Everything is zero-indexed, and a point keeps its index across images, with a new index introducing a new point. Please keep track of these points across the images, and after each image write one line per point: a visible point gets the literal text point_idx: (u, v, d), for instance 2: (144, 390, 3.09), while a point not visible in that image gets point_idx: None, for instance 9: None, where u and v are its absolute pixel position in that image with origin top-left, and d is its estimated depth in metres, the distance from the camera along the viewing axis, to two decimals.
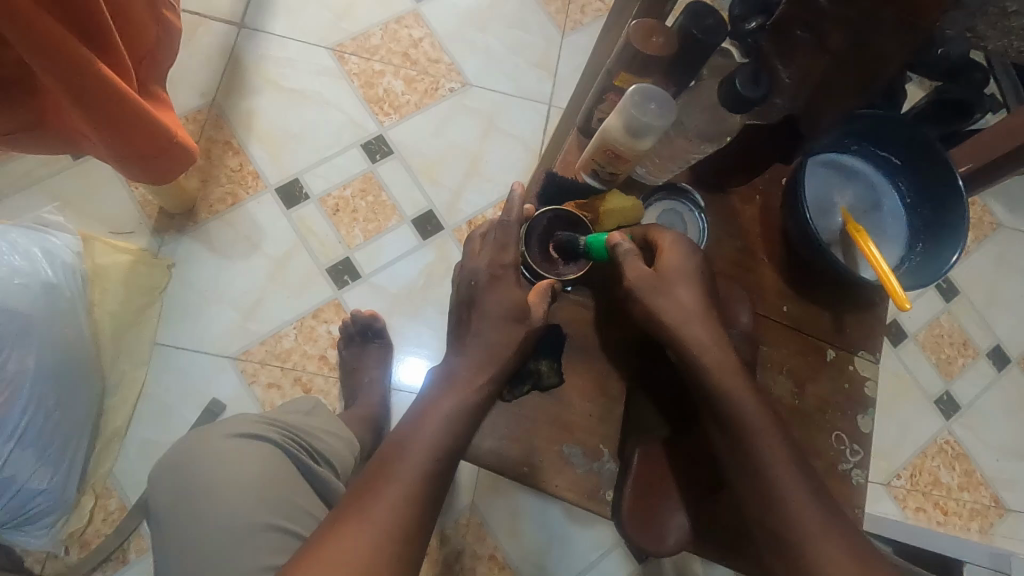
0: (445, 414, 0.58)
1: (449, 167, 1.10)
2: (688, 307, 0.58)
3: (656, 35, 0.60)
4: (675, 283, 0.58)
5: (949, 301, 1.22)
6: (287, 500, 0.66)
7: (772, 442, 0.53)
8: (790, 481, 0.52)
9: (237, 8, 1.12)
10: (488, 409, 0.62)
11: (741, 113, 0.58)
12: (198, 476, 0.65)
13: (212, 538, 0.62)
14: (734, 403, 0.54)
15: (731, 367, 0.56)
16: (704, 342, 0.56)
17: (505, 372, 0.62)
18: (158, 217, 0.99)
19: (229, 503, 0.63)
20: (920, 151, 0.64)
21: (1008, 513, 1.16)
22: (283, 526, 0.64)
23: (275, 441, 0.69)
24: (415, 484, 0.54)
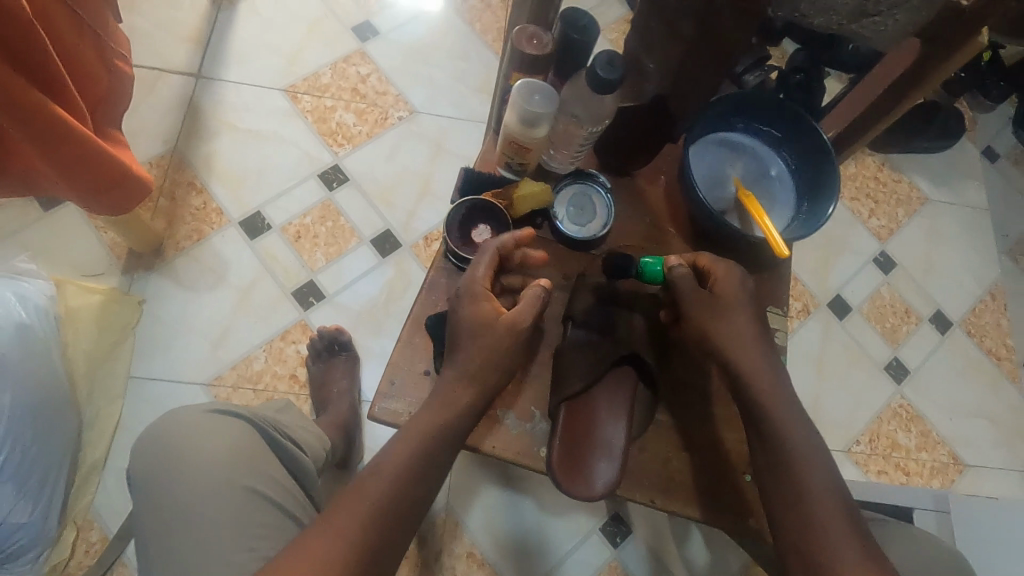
0: (422, 434, 0.55)
1: (403, 189, 1.17)
2: (741, 332, 0.60)
3: (538, 38, 0.59)
4: (732, 308, 0.60)
5: (888, 272, 1.32)
6: (261, 467, 0.65)
7: (800, 431, 0.58)
8: (814, 470, 0.57)
9: (193, 60, 1.20)
10: (467, 436, 0.58)
11: (608, 95, 0.55)
12: (172, 442, 0.63)
13: (183, 502, 0.60)
14: (769, 394, 0.59)
15: (762, 360, 0.60)
16: (740, 334, 0.60)
17: (485, 394, 0.58)
18: (127, 257, 1.06)
19: (204, 460, 0.62)
20: (795, 118, 0.66)
21: (968, 469, 1.20)
22: (259, 489, 0.63)
23: (246, 417, 0.68)
24: (395, 487, 0.52)
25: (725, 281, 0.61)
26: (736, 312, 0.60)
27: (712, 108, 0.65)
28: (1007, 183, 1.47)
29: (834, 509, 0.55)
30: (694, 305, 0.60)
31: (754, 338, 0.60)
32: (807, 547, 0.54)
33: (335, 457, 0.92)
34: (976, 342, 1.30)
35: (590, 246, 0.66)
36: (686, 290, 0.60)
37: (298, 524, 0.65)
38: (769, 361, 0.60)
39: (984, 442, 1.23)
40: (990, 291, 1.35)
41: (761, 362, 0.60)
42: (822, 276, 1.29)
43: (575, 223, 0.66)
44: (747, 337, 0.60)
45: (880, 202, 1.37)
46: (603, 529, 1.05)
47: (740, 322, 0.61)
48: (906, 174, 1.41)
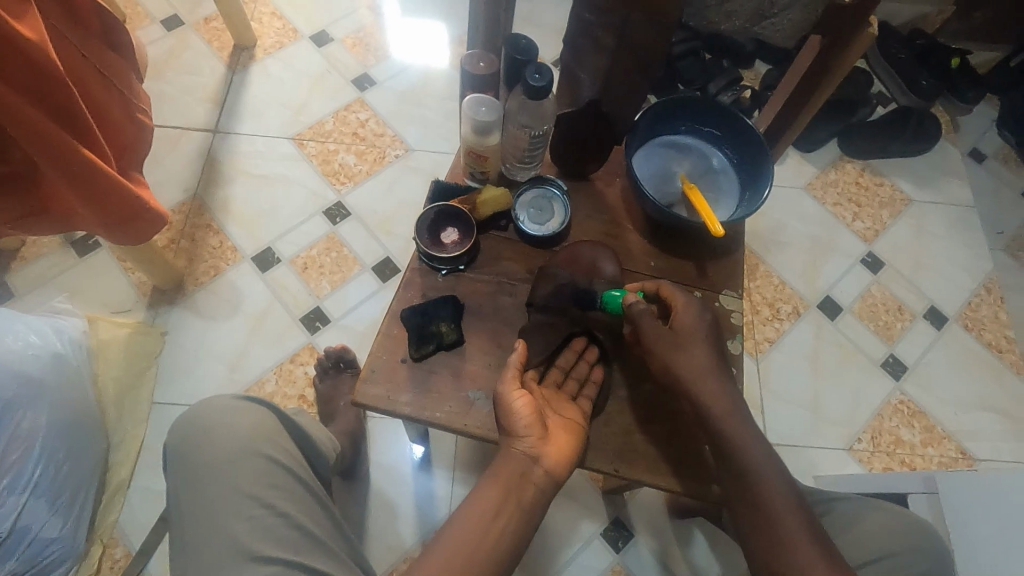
0: (487, 478, 0.60)
1: (401, 219, 1.27)
2: (702, 364, 0.63)
3: (484, 61, 0.74)
4: (687, 340, 0.64)
5: (876, 272, 1.34)
6: (277, 439, 0.70)
7: (761, 458, 0.61)
8: (779, 494, 0.60)
9: (211, 117, 1.34)
10: (534, 467, 0.60)
11: (542, 99, 0.66)
12: (200, 416, 0.70)
13: (210, 465, 0.66)
14: (728, 421, 0.62)
15: (721, 389, 0.63)
16: (698, 366, 0.63)
17: (532, 425, 0.61)
18: (151, 294, 1.17)
19: (228, 430, 0.68)
20: (727, 117, 0.75)
21: (978, 463, 1.19)
22: (279, 460, 0.69)
23: (267, 403, 0.74)
24: (471, 523, 0.56)
25: (683, 317, 0.65)
26: (693, 344, 0.64)
27: (651, 113, 0.75)
28: (995, 180, 1.49)
29: (798, 528, 0.58)
30: (652, 337, 0.65)
31: (712, 367, 0.64)
32: (775, 560, 0.58)
33: (342, 464, 0.98)
34: (975, 336, 1.30)
35: (552, 241, 0.76)
36: (646, 324, 0.65)
37: (311, 492, 0.70)
38: (727, 388, 0.64)
39: (993, 435, 1.21)
40: (985, 284, 1.36)
41: (720, 392, 0.63)
42: (811, 278, 1.32)
43: (536, 222, 0.76)
44: (704, 366, 0.64)
45: (864, 206, 1.41)
46: (604, 534, 1.06)
47: (698, 353, 0.64)
48: (887, 177, 1.45)
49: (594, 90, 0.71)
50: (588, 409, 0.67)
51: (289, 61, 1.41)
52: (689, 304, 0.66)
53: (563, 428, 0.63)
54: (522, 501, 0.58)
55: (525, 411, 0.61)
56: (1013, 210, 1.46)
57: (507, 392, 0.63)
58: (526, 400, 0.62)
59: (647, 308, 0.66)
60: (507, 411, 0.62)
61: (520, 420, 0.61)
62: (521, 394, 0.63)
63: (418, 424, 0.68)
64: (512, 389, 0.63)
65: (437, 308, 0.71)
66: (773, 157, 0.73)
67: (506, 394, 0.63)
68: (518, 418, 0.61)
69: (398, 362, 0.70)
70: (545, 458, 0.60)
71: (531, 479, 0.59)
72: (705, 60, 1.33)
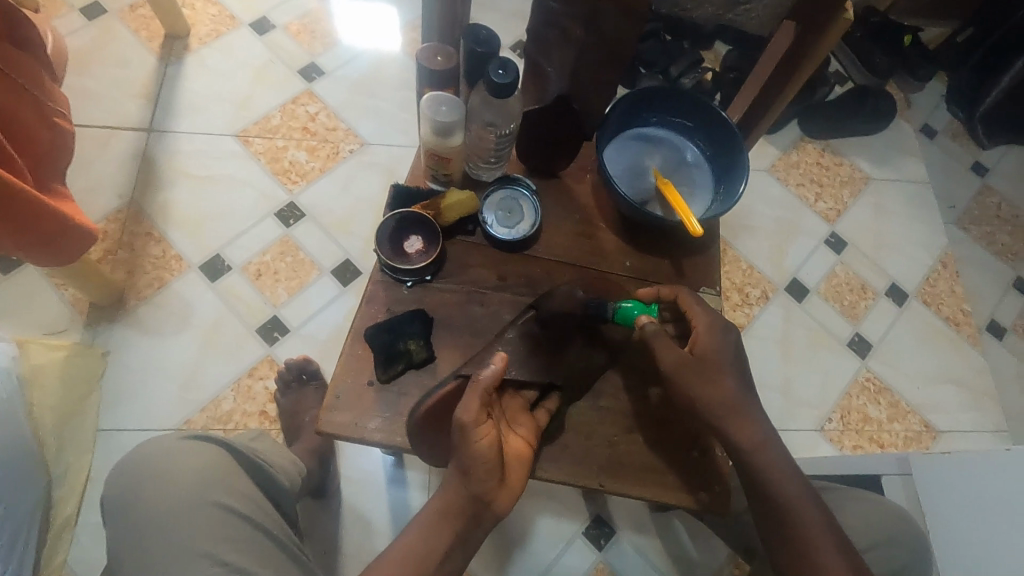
0: (433, 508, 0.58)
1: (360, 218, 1.20)
2: (730, 396, 0.62)
3: (440, 55, 0.69)
4: (713, 366, 0.62)
5: (840, 252, 1.36)
6: (231, 483, 0.66)
7: (792, 485, 0.61)
8: (812, 517, 0.60)
9: (145, 114, 1.23)
10: (482, 509, 0.58)
11: (508, 97, 0.62)
12: (143, 464, 0.65)
13: (157, 517, 0.62)
14: (756, 451, 0.61)
15: (748, 420, 0.62)
16: (724, 396, 0.62)
17: (489, 472, 0.57)
18: (89, 311, 1.08)
19: (175, 480, 0.64)
20: (699, 108, 0.73)
21: (940, 435, 1.22)
22: (231, 506, 0.64)
23: (219, 440, 0.70)
24: (411, 560, 0.55)
25: (704, 342, 0.63)
26: (721, 372, 0.62)
27: (621, 106, 0.72)
28: (947, 155, 1.51)
29: (831, 550, 0.58)
30: (673, 363, 0.63)
31: (740, 398, 0.62)
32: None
33: (311, 484, 0.93)
34: (934, 311, 1.33)
35: (522, 245, 0.72)
36: (664, 348, 0.63)
37: (273, 539, 0.66)
38: (758, 419, 0.62)
39: (954, 407, 1.25)
40: (941, 259, 1.39)
41: (749, 425, 0.62)
42: (778, 260, 1.32)
43: (506, 224, 0.72)
44: (730, 396, 0.62)
45: (826, 186, 1.42)
46: (586, 533, 1.04)
47: (727, 382, 0.62)
48: (846, 157, 1.46)
49: (560, 83, 0.67)
50: (544, 423, 0.65)
51: (228, 51, 1.31)
52: (712, 327, 0.64)
53: (517, 458, 0.60)
54: (461, 548, 0.58)
55: (489, 456, 0.56)
56: (965, 184, 1.49)
57: (474, 430, 0.55)
58: (490, 442, 0.56)
59: (659, 328, 0.64)
60: (469, 451, 0.56)
61: (482, 465, 0.56)
62: (487, 434, 0.56)
63: (391, 449, 0.64)
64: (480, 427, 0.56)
65: (403, 325, 0.67)
66: (747, 149, 0.71)
67: (471, 431, 0.55)
68: (481, 464, 0.56)
69: (365, 385, 0.66)
70: (497, 503, 0.58)
71: (478, 518, 0.58)
72: (667, 42, 1.29)
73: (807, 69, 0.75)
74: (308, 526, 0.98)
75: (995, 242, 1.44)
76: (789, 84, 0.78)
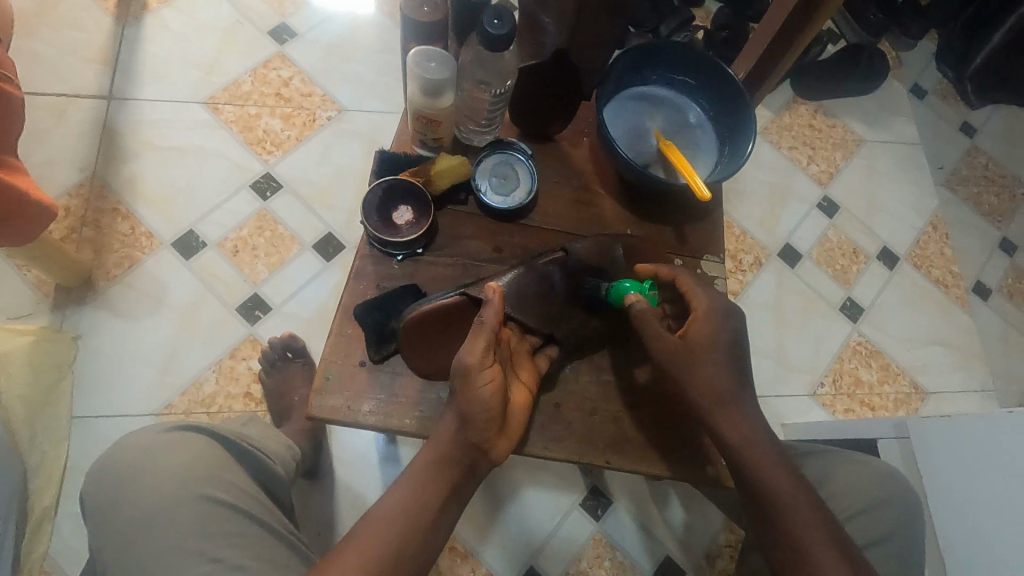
0: (431, 453, 0.58)
1: (341, 189, 1.14)
2: (717, 387, 0.60)
3: (426, 5, 0.64)
4: (698, 352, 0.60)
5: (832, 216, 1.34)
6: (220, 475, 0.64)
7: (784, 480, 0.59)
8: (805, 512, 0.58)
9: (103, 81, 1.15)
10: (479, 456, 0.59)
11: (501, 52, 0.58)
12: (121, 463, 0.62)
13: (144, 516, 0.60)
14: (747, 448, 0.60)
15: (740, 414, 0.60)
16: (720, 385, 0.60)
17: (489, 421, 0.57)
18: (55, 293, 1.02)
19: (160, 476, 0.61)
20: (704, 66, 0.70)
21: (929, 396, 1.23)
22: (222, 499, 0.62)
23: (204, 429, 0.67)
24: (409, 502, 0.56)
25: (698, 329, 0.61)
26: (707, 358, 0.60)
27: (623, 64, 0.69)
28: (936, 116, 1.49)
29: (821, 544, 0.56)
30: (666, 349, 0.60)
31: (733, 389, 0.60)
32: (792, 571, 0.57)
33: (301, 466, 0.90)
34: (924, 273, 1.33)
35: (518, 214, 0.70)
36: (655, 333, 0.60)
37: (268, 528, 0.63)
38: (752, 412, 0.61)
39: (943, 368, 1.26)
40: (932, 221, 1.38)
41: (740, 420, 0.60)
42: (770, 226, 1.30)
43: (500, 192, 0.70)
44: (723, 388, 0.60)
45: (818, 148, 1.39)
46: (583, 504, 1.04)
47: (711, 368, 0.60)
48: (839, 118, 1.43)
49: (557, 38, 0.62)
50: (543, 370, 0.65)
51: (190, 11, 1.22)
52: (709, 311, 0.61)
53: (519, 405, 0.61)
54: (455, 499, 0.58)
55: (491, 405, 0.57)
56: (953, 144, 1.47)
57: (478, 375, 0.56)
58: (493, 388, 0.57)
59: (648, 309, 0.61)
60: (472, 397, 0.56)
61: (483, 413, 0.57)
62: (490, 380, 0.56)
63: (388, 429, 0.63)
64: (484, 371, 0.56)
65: (394, 304, 0.65)
66: (752, 107, 0.69)
67: (475, 375, 0.56)
68: (482, 412, 0.57)
69: (357, 366, 0.64)
70: (494, 451, 0.60)
71: (477, 464, 0.59)
72: None
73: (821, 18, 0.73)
74: (300, 508, 0.96)
75: (983, 203, 1.43)
76: (797, 39, 0.77)
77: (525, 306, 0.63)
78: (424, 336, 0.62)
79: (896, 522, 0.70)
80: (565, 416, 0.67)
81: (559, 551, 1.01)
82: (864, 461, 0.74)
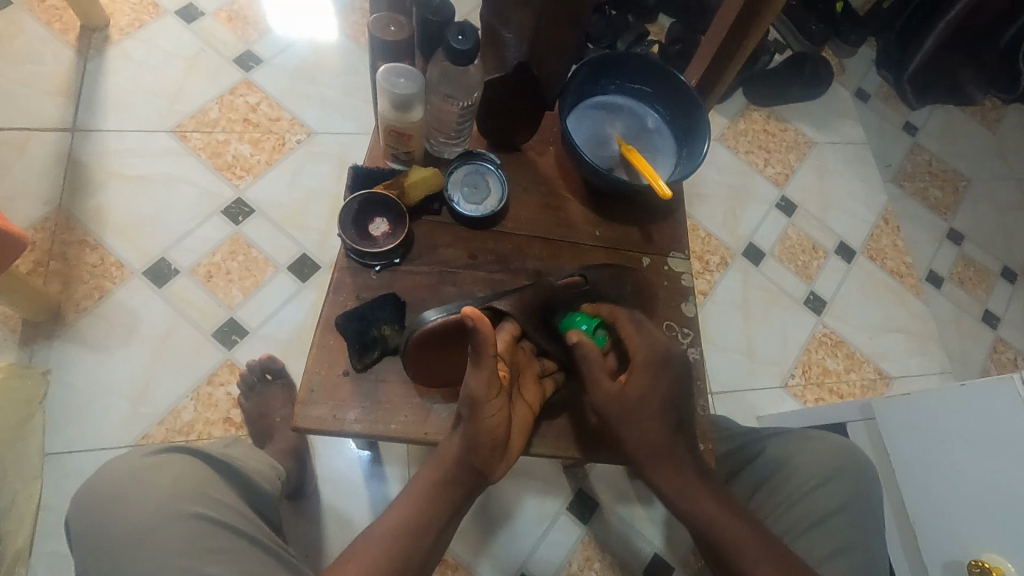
0: (431, 472, 0.60)
1: (313, 210, 1.15)
2: (653, 439, 0.62)
3: (394, 25, 0.67)
4: (633, 404, 0.62)
5: (790, 215, 1.40)
6: (207, 493, 0.64)
7: (722, 518, 0.61)
8: (747, 547, 0.60)
9: (67, 113, 1.14)
10: (478, 479, 0.59)
11: (468, 64, 0.62)
12: (108, 488, 0.63)
13: (131, 538, 0.60)
14: (687, 496, 0.63)
15: (675, 468, 0.63)
16: (654, 440, 0.62)
17: (492, 448, 0.57)
18: (23, 328, 1.00)
19: (147, 497, 0.62)
20: (658, 74, 0.76)
21: (893, 381, 1.29)
22: (210, 517, 0.62)
23: (190, 450, 0.67)
24: (409, 519, 0.58)
25: (636, 380, 0.62)
26: (646, 411, 0.62)
27: (582, 76, 0.74)
28: (879, 117, 1.57)
29: None
30: (601, 398, 0.62)
31: (667, 440, 0.63)
32: None
33: (286, 487, 0.89)
34: (879, 265, 1.39)
35: (490, 221, 0.73)
36: (593, 375, 0.62)
37: (257, 544, 0.64)
38: (687, 459, 0.63)
39: (903, 354, 1.32)
40: (883, 216, 1.45)
41: (672, 473, 0.63)
42: (733, 227, 1.36)
43: (472, 201, 0.73)
44: (659, 440, 0.63)
45: (772, 151, 1.46)
46: (570, 508, 1.05)
47: (649, 417, 0.62)
48: (790, 122, 1.50)
49: (518, 51, 0.65)
50: (548, 393, 0.65)
51: (153, 42, 1.23)
52: (647, 362, 0.63)
53: (520, 427, 0.61)
54: (455, 515, 0.60)
55: (496, 434, 0.57)
56: (898, 143, 1.56)
57: (486, 405, 0.55)
58: (498, 419, 0.56)
59: (592, 347, 0.61)
60: (478, 425, 0.56)
61: (487, 441, 0.57)
62: (496, 411, 0.56)
63: (374, 436, 0.64)
64: (491, 403, 0.55)
65: (374, 313, 0.67)
66: (706, 109, 0.74)
67: (483, 406, 0.55)
68: (486, 439, 0.56)
69: (340, 376, 0.65)
70: (494, 473, 0.60)
71: (475, 486, 0.60)
72: (612, 16, 1.29)
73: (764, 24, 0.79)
74: (286, 530, 0.95)
75: (929, 196, 1.51)
76: (742, 45, 0.83)
77: (541, 327, 0.62)
78: (432, 352, 0.61)
79: (851, 491, 0.71)
80: (548, 409, 0.70)
81: (549, 556, 1.01)
82: (824, 435, 0.76)
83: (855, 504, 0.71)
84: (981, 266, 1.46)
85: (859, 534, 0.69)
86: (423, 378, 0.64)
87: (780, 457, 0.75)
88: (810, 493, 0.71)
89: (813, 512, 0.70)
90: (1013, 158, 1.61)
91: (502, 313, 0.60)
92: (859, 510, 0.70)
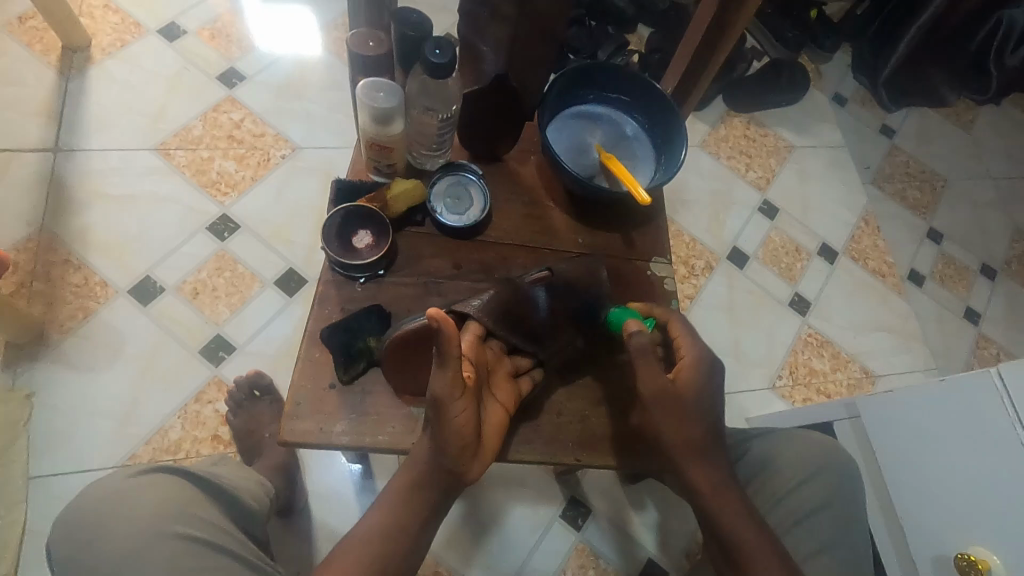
0: (405, 476, 0.60)
1: (299, 225, 1.15)
2: (695, 439, 0.63)
3: (372, 40, 0.68)
4: (684, 397, 0.63)
5: (773, 218, 1.42)
6: (193, 512, 0.64)
7: (744, 527, 0.62)
8: (761, 545, 0.61)
9: (48, 133, 1.14)
10: (447, 482, 0.59)
11: (446, 78, 0.63)
12: (92, 509, 0.62)
13: (116, 560, 0.59)
14: (714, 496, 0.63)
15: (711, 465, 0.64)
16: (688, 433, 0.63)
17: (462, 448, 0.57)
18: (6, 351, 0.99)
19: (132, 515, 0.61)
20: (635, 84, 0.77)
21: (879, 379, 1.31)
22: (196, 535, 0.62)
23: (175, 468, 0.67)
24: (386, 522, 0.58)
25: (686, 378, 0.64)
26: (689, 410, 0.63)
27: (561, 87, 0.76)
28: (858, 120, 1.60)
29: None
30: (651, 389, 0.63)
31: (704, 441, 0.64)
32: None
33: (277, 503, 0.89)
34: (862, 265, 1.42)
35: (473, 231, 0.73)
36: (646, 366, 0.63)
37: (243, 561, 0.63)
38: (723, 463, 0.65)
39: (887, 352, 1.34)
40: (863, 217, 1.48)
41: (709, 470, 0.64)
42: (716, 231, 1.38)
43: (455, 212, 0.73)
44: (693, 438, 0.64)
45: (754, 156, 1.48)
46: (563, 515, 1.05)
47: (693, 418, 0.64)
48: (771, 128, 1.52)
49: (496, 64, 0.67)
50: (526, 392, 0.66)
51: (134, 62, 1.23)
52: (695, 363, 0.65)
53: (493, 426, 0.60)
54: (432, 517, 0.60)
55: (464, 434, 0.56)
56: (876, 146, 1.59)
57: (451, 406, 0.54)
58: (466, 418, 0.56)
59: (645, 342, 0.63)
60: (446, 426, 0.56)
61: (455, 441, 0.56)
62: (462, 409, 0.55)
63: (361, 447, 0.64)
64: (456, 404, 0.54)
65: (359, 325, 0.67)
66: (682, 117, 0.76)
67: (448, 407, 0.54)
68: (455, 440, 0.56)
69: (327, 389, 0.65)
70: (467, 474, 0.59)
71: (448, 489, 0.60)
72: (592, 27, 1.31)
73: (735, 32, 0.81)
74: (277, 548, 0.94)
75: (908, 197, 1.54)
76: (714, 54, 0.85)
77: (508, 325, 0.63)
78: (402, 355, 0.61)
79: (835, 487, 0.72)
80: (533, 415, 0.71)
81: (544, 565, 1.01)
82: (807, 434, 0.77)
83: (842, 498, 0.72)
84: (961, 265, 1.48)
85: (846, 529, 0.70)
86: (398, 381, 0.65)
87: (768, 460, 0.75)
88: (797, 489, 0.72)
89: (799, 508, 0.71)
90: (987, 158, 1.65)
91: (465, 315, 0.62)
92: (843, 504, 0.71)
